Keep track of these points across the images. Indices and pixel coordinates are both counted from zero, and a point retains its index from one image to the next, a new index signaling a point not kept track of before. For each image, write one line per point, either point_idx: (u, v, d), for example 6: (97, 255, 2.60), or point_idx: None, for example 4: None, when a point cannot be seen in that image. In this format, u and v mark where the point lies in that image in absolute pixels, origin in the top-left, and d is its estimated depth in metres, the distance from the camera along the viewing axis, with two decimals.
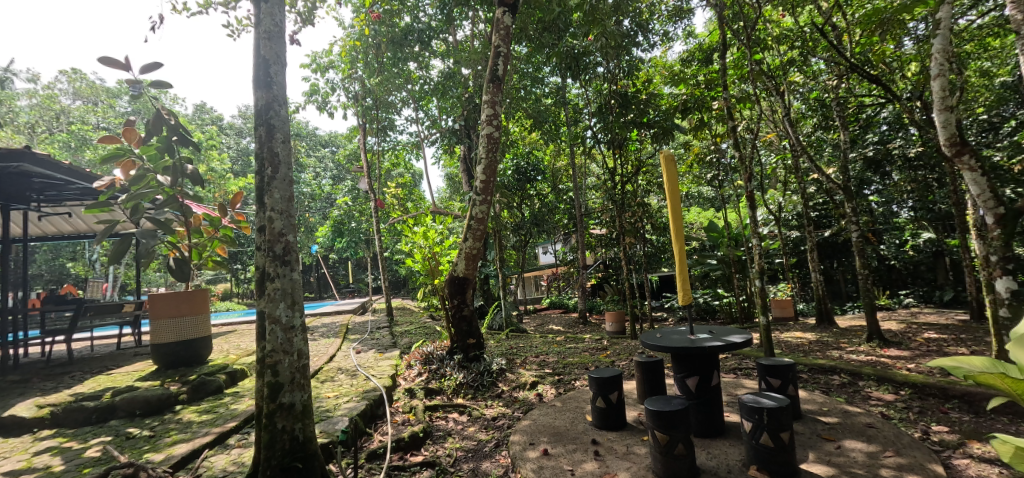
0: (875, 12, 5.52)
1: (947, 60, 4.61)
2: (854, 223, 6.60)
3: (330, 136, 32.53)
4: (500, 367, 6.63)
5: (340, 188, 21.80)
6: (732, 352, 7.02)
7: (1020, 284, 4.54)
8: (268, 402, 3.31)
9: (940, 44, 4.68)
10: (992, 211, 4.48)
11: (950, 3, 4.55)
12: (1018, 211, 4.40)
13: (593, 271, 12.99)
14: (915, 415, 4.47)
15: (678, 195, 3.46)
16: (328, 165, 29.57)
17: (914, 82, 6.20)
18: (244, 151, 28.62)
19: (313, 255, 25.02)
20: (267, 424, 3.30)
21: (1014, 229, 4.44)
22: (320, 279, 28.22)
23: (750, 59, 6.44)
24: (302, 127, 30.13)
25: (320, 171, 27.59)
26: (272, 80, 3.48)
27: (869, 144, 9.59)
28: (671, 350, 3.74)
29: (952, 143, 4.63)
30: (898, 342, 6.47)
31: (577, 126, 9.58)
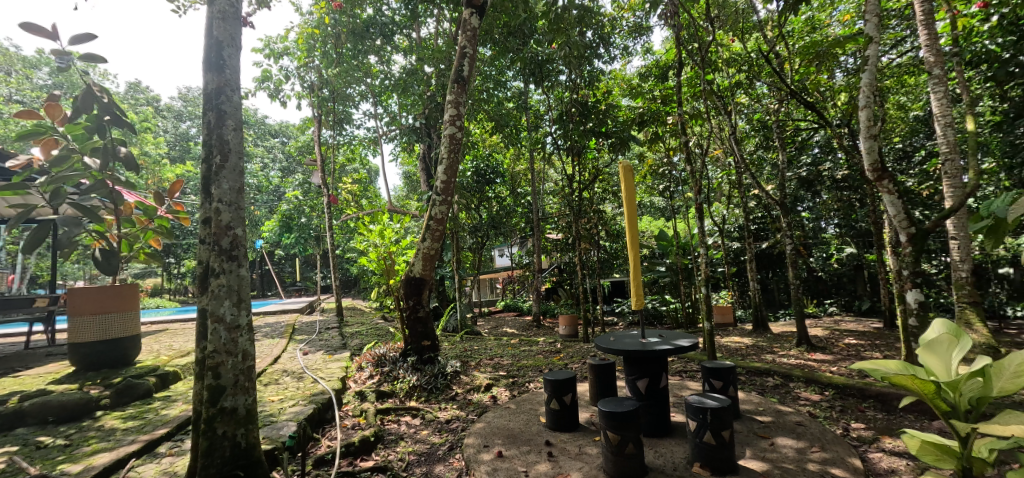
0: (813, 44, 6.01)
1: (873, 94, 5.15)
2: (789, 237, 7.15)
3: (279, 126, 30.27)
4: (455, 369, 6.57)
5: (289, 181, 20.75)
6: (678, 355, 7.37)
7: (926, 296, 5.09)
8: (207, 407, 3.10)
9: (867, 78, 5.22)
10: (905, 230, 5.06)
11: (877, 42, 5.07)
12: (926, 231, 4.97)
13: (547, 274, 12.81)
14: (836, 414, 4.91)
15: (635, 204, 3.59)
16: (277, 156, 27.73)
17: (843, 111, 6.80)
18: (183, 136, 26.70)
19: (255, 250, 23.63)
20: (205, 430, 3.08)
21: (921, 247, 5.02)
22: (263, 276, 26.74)
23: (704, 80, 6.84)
24: (250, 114, 28.38)
25: (267, 162, 26.11)
26: (225, 63, 3.28)
27: (803, 165, 10.51)
28: (623, 353, 3.89)
29: (874, 169, 5.15)
30: (823, 347, 7.07)
31: (537, 132, 9.65)
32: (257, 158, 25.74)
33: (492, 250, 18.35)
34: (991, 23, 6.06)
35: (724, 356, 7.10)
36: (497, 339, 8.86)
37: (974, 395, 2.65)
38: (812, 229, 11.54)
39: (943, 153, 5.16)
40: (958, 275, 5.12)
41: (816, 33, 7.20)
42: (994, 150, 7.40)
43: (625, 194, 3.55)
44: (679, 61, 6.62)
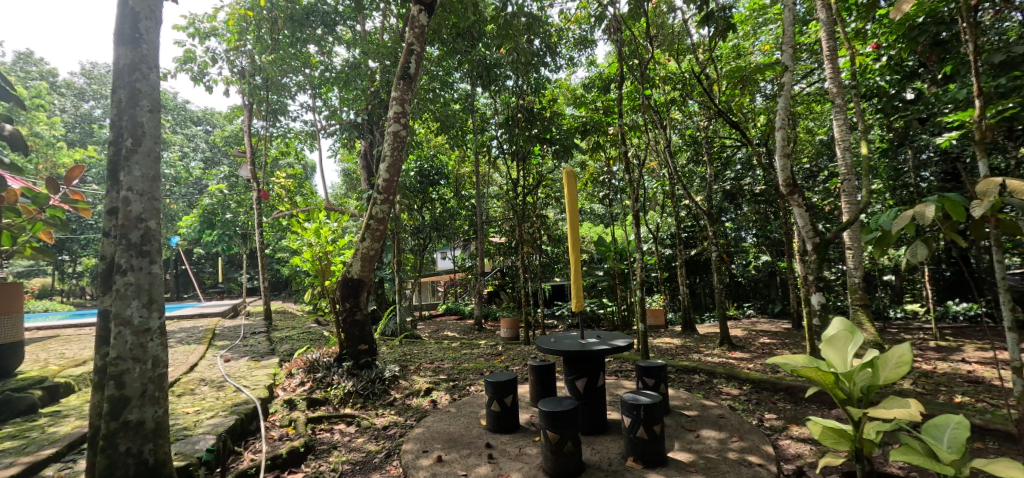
0: (737, 69, 6.61)
1: (787, 117, 5.71)
2: (714, 244, 7.73)
3: (205, 113, 27.03)
4: (393, 373, 6.34)
5: (212, 174, 19.12)
6: (613, 356, 7.68)
7: (827, 299, 5.71)
8: (107, 421, 2.74)
9: (782, 103, 5.81)
10: (810, 240, 5.66)
11: (791, 72, 5.65)
12: (827, 241, 5.59)
13: (490, 278, 13.00)
14: (753, 406, 5.37)
15: (577, 209, 3.64)
16: (198, 145, 25.48)
17: (762, 132, 7.52)
18: (86, 117, 23.76)
19: (168, 248, 21.53)
20: (105, 447, 2.73)
21: (824, 256, 5.63)
22: (178, 277, 24.41)
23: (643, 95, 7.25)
24: (171, 98, 25.73)
25: (188, 152, 23.89)
26: (142, 37, 2.96)
27: (727, 179, 11.24)
28: (562, 353, 3.95)
29: (787, 184, 5.72)
30: (742, 346, 7.70)
31: (483, 135, 9.67)
32: (177, 146, 23.34)
33: (434, 252, 18.08)
34: (881, 63, 6.97)
35: (656, 356, 7.52)
36: (438, 343, 8.71)
37: (863, 384, 2.98)
38: (733, 238, 12.02)
39: (842, 174, 5.86)
40: (852, 280, 5.80)
41: (741, 59, 7.89)
42: (880, 173, 8.49)
43: (568, 198, 3.62)
44: (621, 75, 6.95)
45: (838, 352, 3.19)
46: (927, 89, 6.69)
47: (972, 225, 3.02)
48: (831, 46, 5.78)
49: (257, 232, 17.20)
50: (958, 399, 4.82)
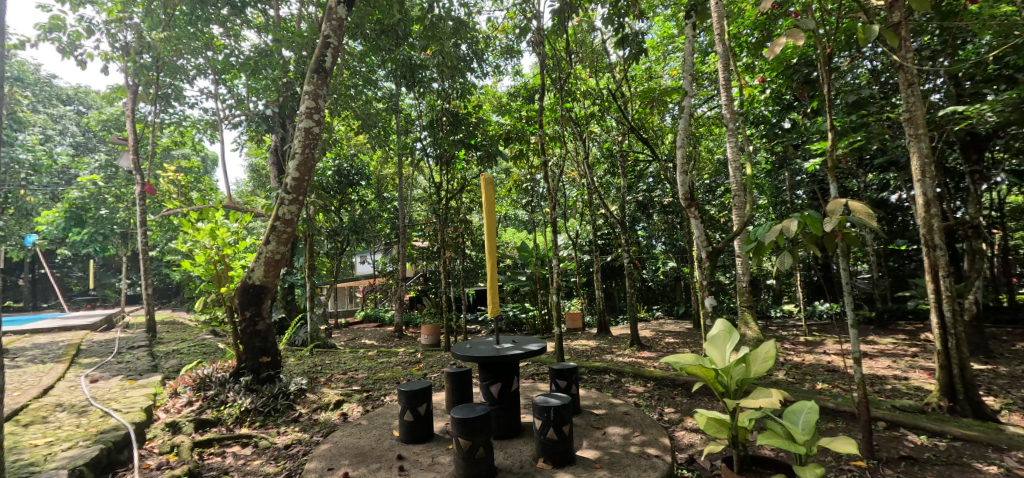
0: (648, 91, 7.20)
1: (688, 137, 6.29)
2: (627, 251, 8.22)
3: (73, 90, 23.40)
4: (299, 387, 5.86)
5: (86, 164, 16.62)
6: (531, 359, 7.85)
7: (718, 301, 6.33)
8: None
9: (684, 125, 6.39)
10: (705, 248, 6.26)
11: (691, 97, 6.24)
12: (718, 250, 6.21)
13: (412, 283, 12.71)
14: (655, 402, 5.79)
15: (495, 216, 3.64)
16: (69, 128, 22.04)
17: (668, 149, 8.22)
18: None
19: (26, 249, 18.35)
20: None
21: (715, 263, 6.24)
22: (37, 282, 20.86)
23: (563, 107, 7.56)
24: (34, 73, 21.95)
25: (54, 135, 20.57)
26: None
27: (640, 191, 12.08)
28: (477, 359, 3.81)
29: (686, 197, 6.30)
30: (649, 346, 8.27)
31: (407, 136, 9.44)
32: (39, 129, 19.96)
33: (353, 256, 17.30)
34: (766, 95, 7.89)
35: (572, 358, 7.81)
36: (353, 351, 8.33)
37: (738, 377, 3.32)
38: (646, 245, 12.83)
39: (733, 190, 6.56)
40: (739, 284, 6.48)
41: (652, 81, 8.57)
42: (764, 190, 9.60)
43: (489, 203, 3.62)
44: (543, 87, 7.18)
45: (718, 350, 3.53)
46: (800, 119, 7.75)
47: (821, 237, 3.49)
48: (727, 78, 6.46)
49: (143, 231, 15.25)
50: (819, 385, 5.53)
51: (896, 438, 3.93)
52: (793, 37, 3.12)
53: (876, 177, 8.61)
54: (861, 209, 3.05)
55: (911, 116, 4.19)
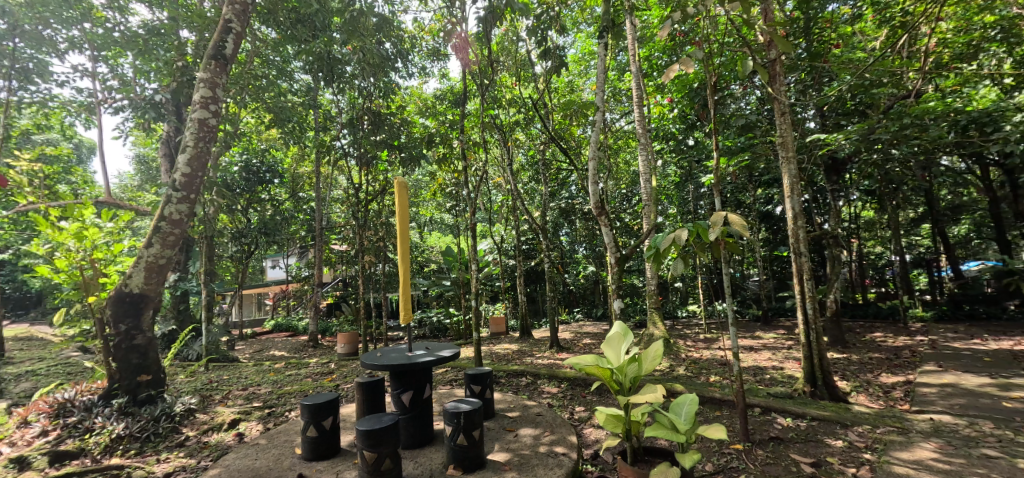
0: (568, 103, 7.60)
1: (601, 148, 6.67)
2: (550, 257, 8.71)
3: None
4: (188, 406, 5.29)
5: None
6: (451, 365, 7.79)
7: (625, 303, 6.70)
8: None
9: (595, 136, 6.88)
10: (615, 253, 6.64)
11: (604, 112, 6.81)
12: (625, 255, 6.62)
13: (330, 289, 12.47)
14: (568, 401, 6.01)
15: (407, 220, 3.63)
16: None
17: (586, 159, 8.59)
18: None
19: None
20: None
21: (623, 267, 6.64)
22: None
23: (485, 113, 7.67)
24: None
25: None
26: None
27: (562, 198, 12.48)
28: (387, 367, 3.72)
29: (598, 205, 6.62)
30: (568, 348, 8.55)
31: (325, 133, 9.02)
32: None
33: (264, 261, 16.16)
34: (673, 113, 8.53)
35: (492, 363, 7.84)
36: (258, 364, 7.81)
37: (632, 375, 3.60)
38: (568, 250, 13.35)
39: None
40: None
41: (573, 94, 8.99)
42: (673, 200, 10.34)
43: (399, 208, 3.60)
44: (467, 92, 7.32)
45: (614, 350, 3.77)
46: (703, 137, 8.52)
47: (709, 245, 3.81)
48: (640, 95, 7.39)
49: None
50: (712, 379, 6.35)
51: (767, 420, 4.86)
52: (682, 63, 3.85)
53: (764, 191, 9.64)
54: (738, 220, 3.34)
55: (785, 140, 5.44)
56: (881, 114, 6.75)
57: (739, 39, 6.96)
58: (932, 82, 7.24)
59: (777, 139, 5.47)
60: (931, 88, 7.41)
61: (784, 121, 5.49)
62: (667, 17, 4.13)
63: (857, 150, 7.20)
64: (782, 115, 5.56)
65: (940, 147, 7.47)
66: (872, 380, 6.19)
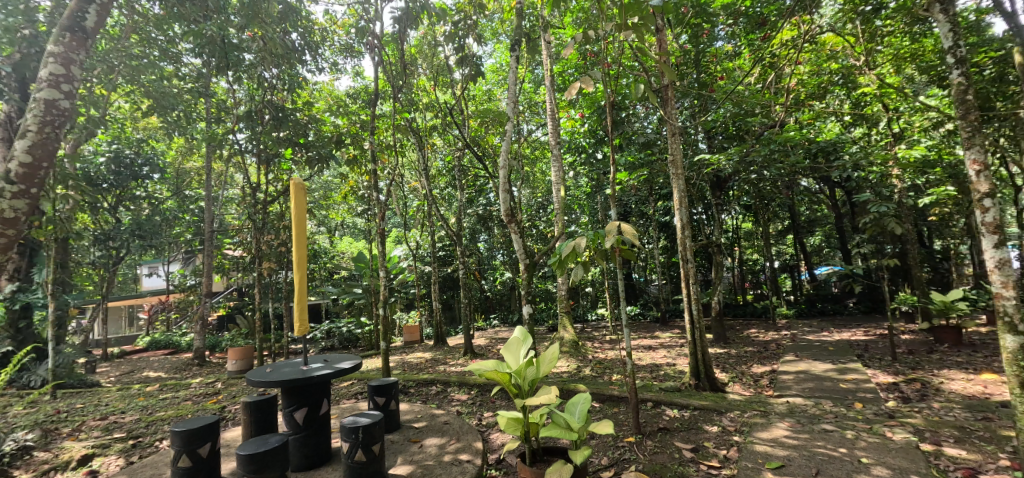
0: (485, 112, 7.86)
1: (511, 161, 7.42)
2: (463, 263, 9.07)
3: None
4: (25, 443, 4.45)
5: None
6: (358, 378, 7.42)
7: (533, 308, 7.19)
8: None
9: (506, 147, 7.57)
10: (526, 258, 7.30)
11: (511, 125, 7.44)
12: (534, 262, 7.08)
13: (221, 300, 11.59)
14: (476, 408, 6.02)
15: (304, 221, 3.50)
16: None
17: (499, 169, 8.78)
18: None
19: None
20: None
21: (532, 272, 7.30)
22: None
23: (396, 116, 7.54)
24: None
25: None
26: None
27: (480, 205, 12.56)
28: (277, 383, 3.44)
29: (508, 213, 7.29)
30: (482, 354, 8.55)
31: (218, 127, 8.26)
32: None
33: (141, 269, 14.35)
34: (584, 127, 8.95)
35: (403, 373, 7.86)
36: (126, 389, 6.92)
37: (530, 377, 3.95)
38: (487, 256, 13.41)
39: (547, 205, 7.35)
40: None
41: (490, 103, 9.15)
42: (584, 209, 10.82)
43: (296, 213, 3.48)
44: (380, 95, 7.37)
45: (513, 356, 4.18)
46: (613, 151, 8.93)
47: (607, 255, 4.29)
48: (552, 108, 8.03)
49: None
50: (613, 377, 6.92)
51: (657, 412, 5.70)
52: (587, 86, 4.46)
53: (663, 203, 10.39)
54: (628, 230, 3.78)
55: (675, 159, 6.60)
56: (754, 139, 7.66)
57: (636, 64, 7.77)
58: (789, 116, 8.13)
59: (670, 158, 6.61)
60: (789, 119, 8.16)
61: (676, 143, 6.58)
62: (573, 40, 4.94)
63: (736, 170, 8.12)
64: (673, 138, 6.67)
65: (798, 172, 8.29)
66: (745, 371, 7.16)
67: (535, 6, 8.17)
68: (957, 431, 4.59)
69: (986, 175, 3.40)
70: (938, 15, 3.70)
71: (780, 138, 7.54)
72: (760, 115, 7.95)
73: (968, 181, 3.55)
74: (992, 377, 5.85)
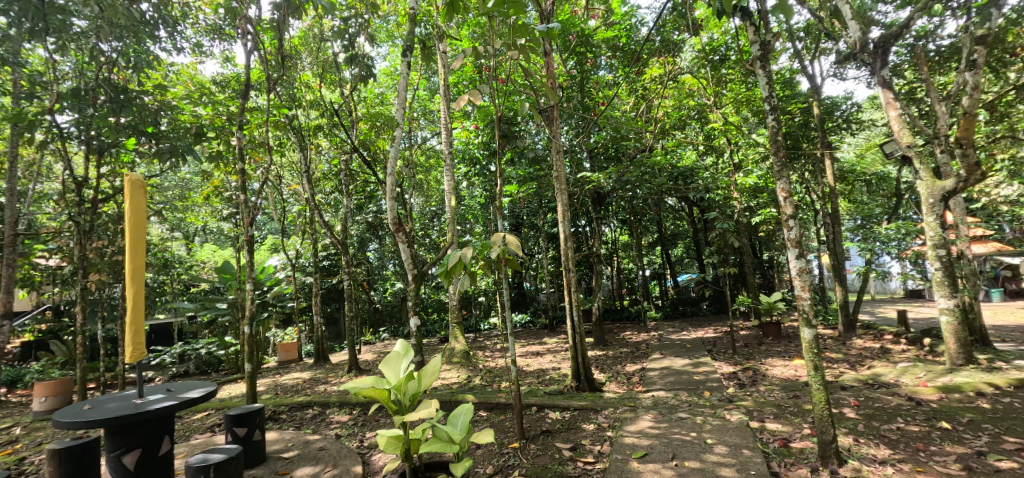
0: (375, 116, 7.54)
1: (397, 166, 7.23)
2: (347, 274, 8.51)
3: None
4: None
5: None
6: (218, 405, 6.52)
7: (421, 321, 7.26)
8: None
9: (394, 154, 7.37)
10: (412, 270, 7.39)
11: (401, 131, 7.17)
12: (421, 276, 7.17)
13: (28, 322, 9.39)
14: (358, 429, 5.78)
15: (139, 224, 3.60)
16: None
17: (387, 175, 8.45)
18: None
19: None
20: None
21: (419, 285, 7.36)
22: None
23: (268, 112, 6.80)
24: None
25: None
26: None
27: (370, 212, 11.97)
28: (103, 426, 3.18)
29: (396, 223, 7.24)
30: (368, 370, 8.09)
31: (34, 107, 6.74)
32: None
33: None
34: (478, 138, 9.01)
35: (274, 398, 7.03)
36: None
37: (411, 392, 3.94)
38: (378, 265, 12.79)
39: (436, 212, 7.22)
40: None
41: (382, 106, 8.80)
42: (477, 219, 10.92)
43: (130, 214, 3.58)
44: (247, 85, 6.54)
45: (392, 370, 4.11)
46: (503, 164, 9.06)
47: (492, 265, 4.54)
48: (446, 118, 7.99)
49: None
50: (501, 385, 7.00)
51: (541, 416, 5.94)
52: (473, 97, 4.64)
53: (552, 215, 10.81)
54: (513, 240, 4.16)
55: (559, 175, 7.01)
56: (629, 162, 8.40)
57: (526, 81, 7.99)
58: (658, 142, 8.97)
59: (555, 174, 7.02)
60: (658, 145, 8.93)
61: (559, 160, 7.09)
62: (463, 52, 5.25)
63: (613, 188, 8.84)
64: (558, 156, 7.14)
65: (665, 192, 9.29)
66: (620, 370, 7.77)
67: (431, 13, 8.06)
68: (776, 408, 5.57)
69: (789, 200, 4.05)
70: (758, 69, 4.34)
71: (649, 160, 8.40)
72: (633, 139, 8.61)
73: (777, 204, 4.19)
74: (801, 361, 7.09)
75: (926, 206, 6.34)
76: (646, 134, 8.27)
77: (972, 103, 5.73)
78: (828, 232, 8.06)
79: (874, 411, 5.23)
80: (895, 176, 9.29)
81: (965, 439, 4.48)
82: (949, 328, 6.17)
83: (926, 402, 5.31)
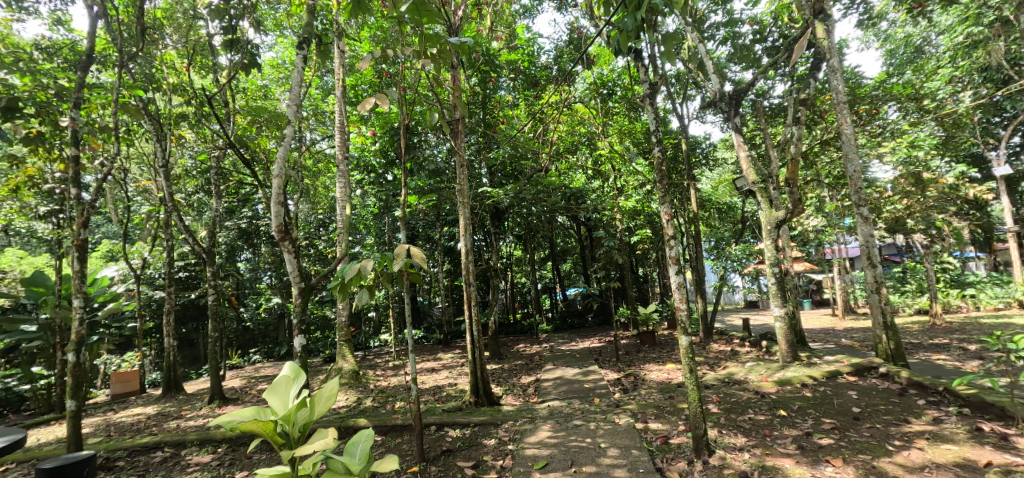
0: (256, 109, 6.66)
1: (285, 167, 6.47)
2: (212, 288, 7.30)
3: None
4: None
5: None
6: (18, 458, 5.05)
7: (306, 341, 6.55)
8: None
9: (282, 154, 6.57)
10: (297, 284, 6.63)
11: (292, 127, 6.41)
12: (307, 289, 6.56)
13: None
14: (224, 470, 4.94)
15: None
16: None
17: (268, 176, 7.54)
18: None
19: None
20: None
21: (306, 301, 6.66)
22: None
23: (118, 92, 5.62)
24: None
25: None
26: None
27: (243, 217, 10.63)
28: None
29: (280, 231, 6.47)
30: (235, 399, 7.02)
31: None
32: None
33: None
34: (375, 145, 8.55)
35: (104, 441, 5.66)
36: None
37: (301, 423, 3.19)
38: (249, 278, 11.32)
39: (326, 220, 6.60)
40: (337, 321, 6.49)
41: (266, 100, 7.91)
42: (370, 230, 10.37)
43: None
44: (88, 54, 5.31)
45: (279, 397, 3.23)
46: (400, 174, 8.69)
47: (395, 275, 4.22)
48: (341, 121, 7.45)
49: None
50: (395, 406, 6.61)
51: (441, 435, 5.74)
52: (380, 102, 3.98)
53: (449, 228, 10.71)
54: (418, 253, 3.88)
55: (462, 189, 6.94)
56: (526, 180, 8.68)
57: (430, 91, 7.82)
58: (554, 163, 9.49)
59: (458, 187, 6.92)
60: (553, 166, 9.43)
61: (463, 173, 6.99)
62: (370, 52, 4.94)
63: (511, 204, 9.04)
64: (462, 168, 7.07)
65: (558, 210, 9.81)
66: (515, 382, 7.91)
67: (329, 9, 7.55)
68: (656, 409, 6.17)
69: (671, 221, 4.52)
70: (646, 104, 4.79)
71: (545, 180, 8.78)
72: (531, 159, 8.95)
73: (661, 225, 4.63)
74: (672, 366, 8.00)
75: (765, 231, 7.68)
76: (543, 155, 8.64)
77: (796, 151, 7.15)
78: (691, 252, 9.32)
79: (731, 405, 6.11)
80: (739, 206, 11.17)
81: (797, 422, 5.46)
82: (782, 333, 7.45)
83: (768, 395, 6.37)
